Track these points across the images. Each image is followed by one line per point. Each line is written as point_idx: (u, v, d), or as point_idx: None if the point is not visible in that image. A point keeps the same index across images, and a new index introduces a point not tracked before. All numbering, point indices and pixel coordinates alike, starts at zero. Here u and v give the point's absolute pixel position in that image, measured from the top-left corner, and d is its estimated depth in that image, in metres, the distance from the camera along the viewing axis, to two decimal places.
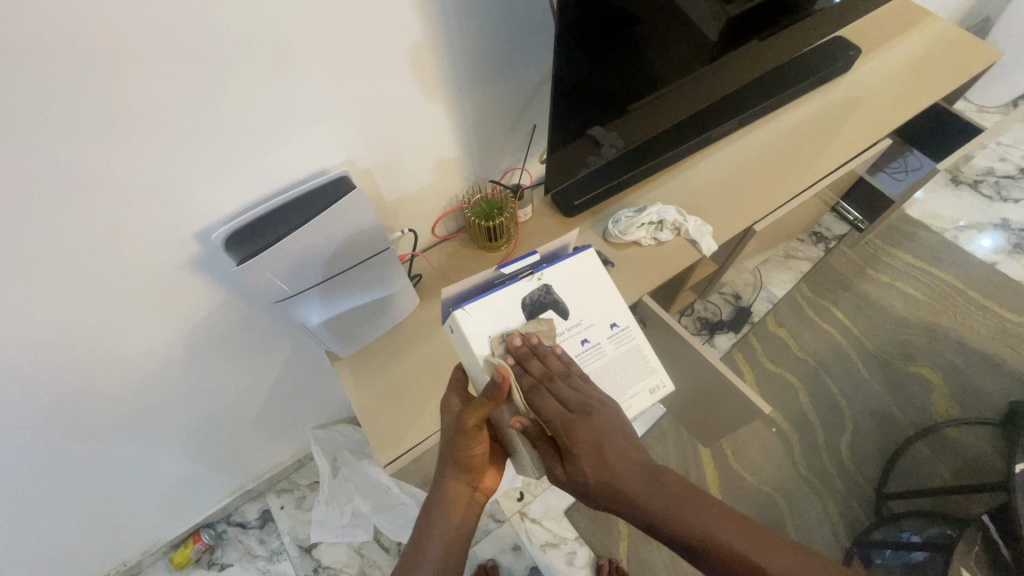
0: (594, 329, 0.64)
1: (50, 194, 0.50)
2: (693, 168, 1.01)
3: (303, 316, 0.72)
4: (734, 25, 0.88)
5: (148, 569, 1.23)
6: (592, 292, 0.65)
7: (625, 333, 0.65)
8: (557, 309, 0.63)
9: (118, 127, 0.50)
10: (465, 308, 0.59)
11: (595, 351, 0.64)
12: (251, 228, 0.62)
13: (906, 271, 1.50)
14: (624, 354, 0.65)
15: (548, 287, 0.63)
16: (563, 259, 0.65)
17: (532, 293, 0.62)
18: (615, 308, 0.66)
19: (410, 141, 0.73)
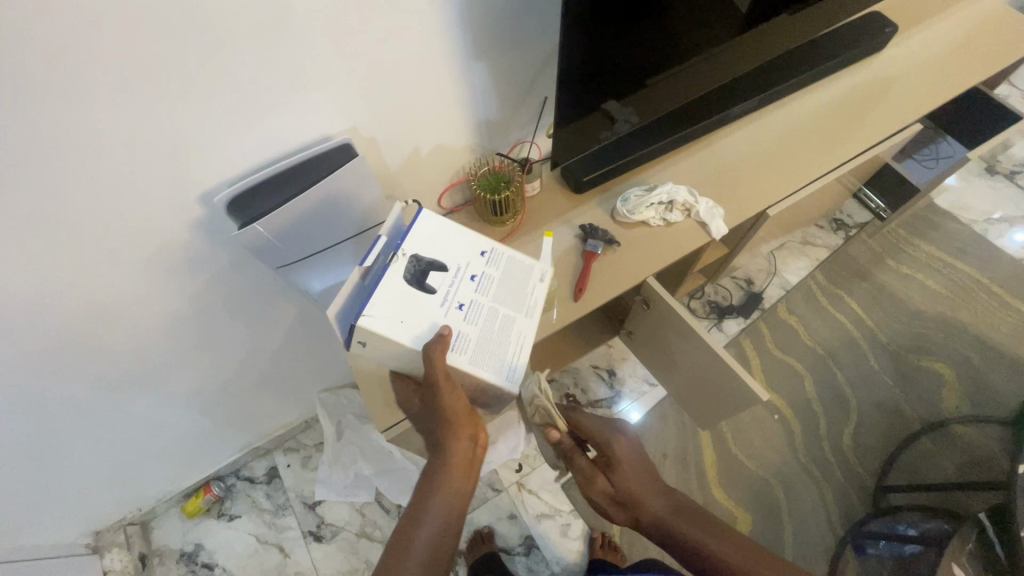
0: (473, 264, 0.66)
1: (50, 154, 0.51)
2: (710, 148, 0.98)
3: (306, 282, 0.73)
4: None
5: (161, 516, 1.30)
6: (451, 236, 0.66)
7: (495, 253, 0.68)
8: (436, 268, 0.63)
9: (114, 87, 0.49)
10: (367, 311, 0.58)
11: (487, 279, 0.66)
12: (254, 193, 0.63)
13: (928, 263, 1.45)
14: (508, 270, 0.68)
15: (416, 256, 0.63)
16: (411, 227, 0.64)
17: (407, 268, 0.62)
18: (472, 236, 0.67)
19: (413, 109, 0.72)
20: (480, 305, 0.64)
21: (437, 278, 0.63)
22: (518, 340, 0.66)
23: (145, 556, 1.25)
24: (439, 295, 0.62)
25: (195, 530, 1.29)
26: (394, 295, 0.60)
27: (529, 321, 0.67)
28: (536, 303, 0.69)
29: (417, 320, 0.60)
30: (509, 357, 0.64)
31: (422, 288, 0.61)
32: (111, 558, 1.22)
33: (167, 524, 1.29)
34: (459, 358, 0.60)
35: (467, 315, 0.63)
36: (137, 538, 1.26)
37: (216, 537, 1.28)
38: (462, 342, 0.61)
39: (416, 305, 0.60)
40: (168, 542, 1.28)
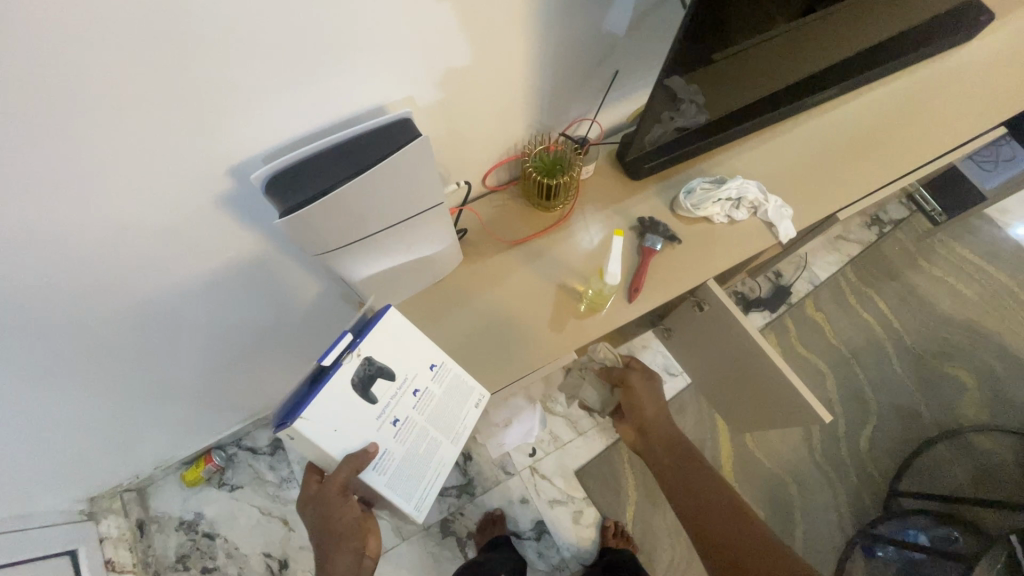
0: (419, 378, 0.65)
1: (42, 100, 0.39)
2: (778, 138, 0.90)
3: (343, 270, 0.65)
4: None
5: (159, 482, 1.25)
6: (409, 342, 0.64)
7: (442, 370, 0.67)
8: (385, 375, 0.61)
9: (128, 20, 0.38)
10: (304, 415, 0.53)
11: (424, 398, 0.65)
12: (295, 173, 0.53)
13: (960, 267, 1.42)
14: (451, 387, 0.68)
15: (371, 358, 0.59)
16: (372, 324, 0.60)
17: (358, 370, 0.58)
18: (427, 348, 0.66)
19: (473, 74, 0.62)
20: (413, 424, 0.64)
21: (382, 386, 0.61)
22: (437, 465, 0.66)
23: (143, 523, 1.21)
24: (378, 406, 0.60)
25: (196, 498, 1.25)
26: (338, 400, 0.56)
27: (452, 446, 0.67)
28: (463, 430, 0.69)
29: (354, 432, 0.58)
30: (422, 487, 0.63)
31: (366, 396, 0.59)
32: (107, 525, 1.15)
33: (165, 490, 1.25)
34: (375, 476, 0.59)
35: (398, 432, 0.62)
36: (134, 504, 1.21)
37: (217, 506, 1.24)
38: (384, 461, 0.60)
39: (355, 415, 0.58)
40: (167, 509, 1.24)
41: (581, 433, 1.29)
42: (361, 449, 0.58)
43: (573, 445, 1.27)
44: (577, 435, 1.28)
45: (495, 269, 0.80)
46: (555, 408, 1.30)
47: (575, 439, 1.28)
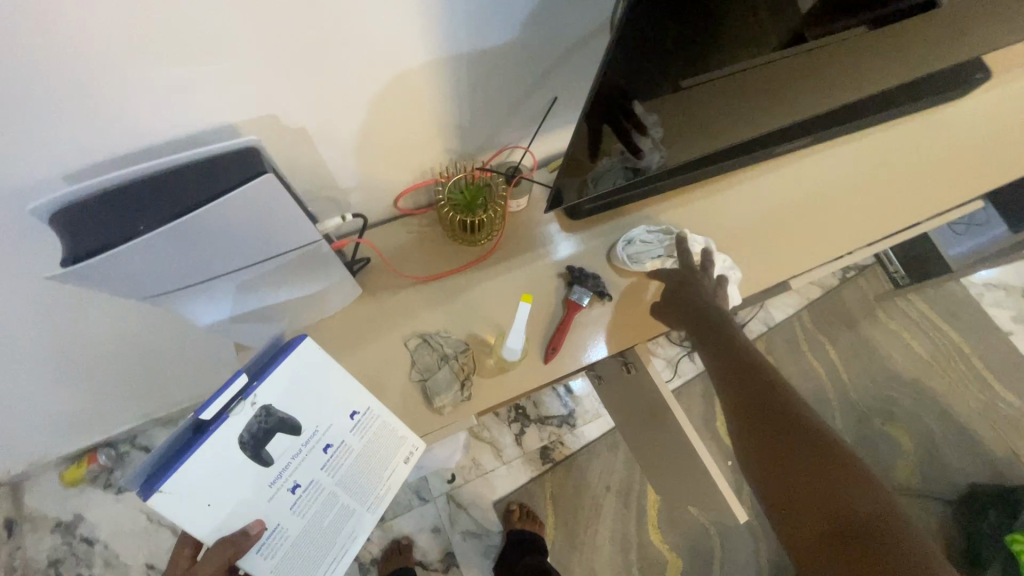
0: (334, 430, 0.55)
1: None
2: (742, 185, 0.81)
3: (190, 312, 0.54)
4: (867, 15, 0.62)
5: (36, 477, 1.13)
6: (323, 386, 0.54)
7: (366, 419, 0.57)
8: (286, 429, 0.51)
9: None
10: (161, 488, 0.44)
11: (340, 454, 0.56)
12: (106, 204, 0.42)
13: (917, 323, 1.37)
14: (378, 438, 0.58)
15: (270, 409, 0.50)
16: (275, 365, 0.50)
17: (249, 425, 0.49)
18: (350, 391, 0.56)
19: (358, 87, 0.50)
20: (320, 486, 0.54)
21: (279, 445, 0.51)
22: (348, 534, 0.56)
23: (13, 521, 1.10)
24: (275, 469, 0.51)
25: (76, 499, 1.14)
26: (217, 465, 0.47)
27: (369, 514, 0.57)
28: (387, 491, 0.59)
29: (235, 507, 0.49)
30: (323, 565, 0.54)
31: (258, 459, 0.49)
32: None
33: (42, 487, 1.13)
34: (257, 561, 0.50)
35: (295, 501, 0.53)
36: (3, 500, 1.09)
37: (99, 509, 1.13)
38: (273, 542, 0.51)
39: (244, 481, 0.49)
40: (42, 508, 1.12)
41: (505, 462, 1.21)
42: (244, 528, 0.50)
43: (496, 474, 1.20)
44: (502, 464, 1.21)
45: (400, 308, 0.69)
46: (482, 433, 1.22)
47: (499, 468, 1.20)
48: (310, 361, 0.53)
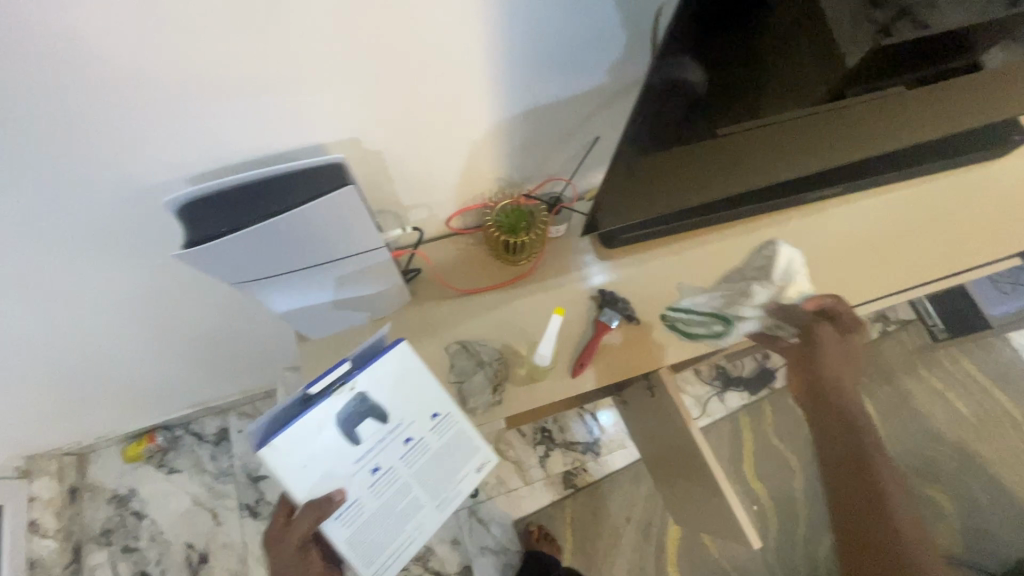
0: (417, 426, 0.59)
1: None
2: (773, 228, 0.85)
3: (268, 300, 0.62)
4: (904, 71, 0.67)
5: (100, 451, 1.24)
6: (414, 383, 0.58)
7: (447, 421, 0.60)
8: (376, 416, 0.56)
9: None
10: (269, 444, 0.52)
11: (418, 450, 0.59)
12: (215, 204, 0.51)
13: (963, 383, 1.32)
14: (456, 442, 0.61)
15: (365, 396, 0.56)
16: (379, 357, 0.57)
17: (346, 406, 0.55)
18: (435, 394, 0.60)
19: (427, 120, 0.59)
20: (398, 474, 0.58)
21: (368, 429, 0.56)
22: (416, 527, 0.58)
23: (76, 489, 1.21)
24: (361, 449, 0.56)
25: (132, 475, 1.24)
26: (315, 436, 0.54)
27: (437, 513, 0.59)
28: (456, 497, 0.60)
29: (319, 476, 0.54)
30: (389, 550, 0.57)
31: (349, 436, 0.55)
32: (38, 485, 1.16)
33: (105, 461, 1.24)
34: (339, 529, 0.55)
35: (375, 481, 0.57)
36: (70, 469, 1.21)
37: (151, 487, 1.23)
38: (351, 513, 0.56)
39: (332, 455, 0.55)
40: (102, 480, 1.23)
41: (527, 483, 1.23)
42: (327, 494, 0.55)
43: (517, 493, 1.22)
44: (524, 485, 1.23)
45: (443, 316, 0.75)
46: (506, 453, 1.25)
47: (521, 489, 1.23)
48: (406, 358, 0.58)
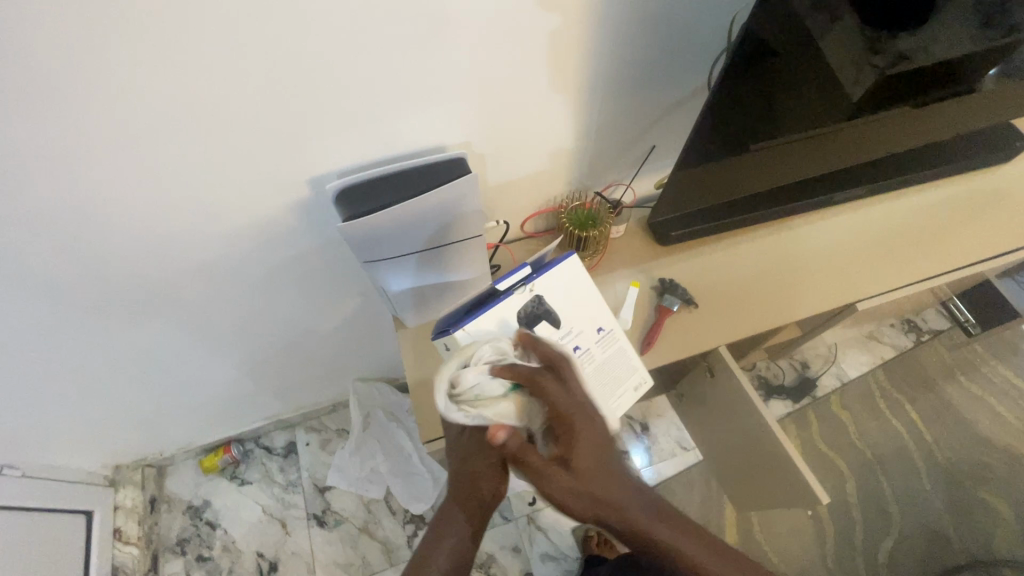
0: (584, 336, 0.75)
1: (177, 82, 0.50)
2: (808, 226, 0.96)
3: (384, 281, 0.73)
4: (908, 95, 0.83)
5: (178, 464, 1.32)
6: (581, 299, 0.76)
7: (609, 337, 0.76)
8: (548, 318, 0.73)
9: (262, 37, 0.49)
10: (463, 329, 0.68)
11: (585, 356, 0.75)
12: (358, 191, 0.64)
13: (1002, 388, 1.36)
14: (613, 354, 0.76)
15: (540, 300, 0.73)
16: (552, 269, 0.75)
17: (525, 305, 0.72)
18: (600, 313, 0.76)
19: (525, 132, 0.72)
20: None
21: (542, 329, 0.73)
22: None
23: (155, 500, 1.28)
24: None
25: (206, 487, 1.30)
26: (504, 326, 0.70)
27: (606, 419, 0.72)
28: (619, 408, 0.74)
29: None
30: None
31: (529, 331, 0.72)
32: (124, 495, 1.23)
33: (181, 473, 1.31)
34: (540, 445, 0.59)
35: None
36: (150, 480, 1.28)
37: (224, 498, 1.29)
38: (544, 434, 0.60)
39: None
40: (178, 492, 1.30)
41: None
42: None
43: None
44: None
45: None
46: None
47: None
48: (574, 276, 0.76)
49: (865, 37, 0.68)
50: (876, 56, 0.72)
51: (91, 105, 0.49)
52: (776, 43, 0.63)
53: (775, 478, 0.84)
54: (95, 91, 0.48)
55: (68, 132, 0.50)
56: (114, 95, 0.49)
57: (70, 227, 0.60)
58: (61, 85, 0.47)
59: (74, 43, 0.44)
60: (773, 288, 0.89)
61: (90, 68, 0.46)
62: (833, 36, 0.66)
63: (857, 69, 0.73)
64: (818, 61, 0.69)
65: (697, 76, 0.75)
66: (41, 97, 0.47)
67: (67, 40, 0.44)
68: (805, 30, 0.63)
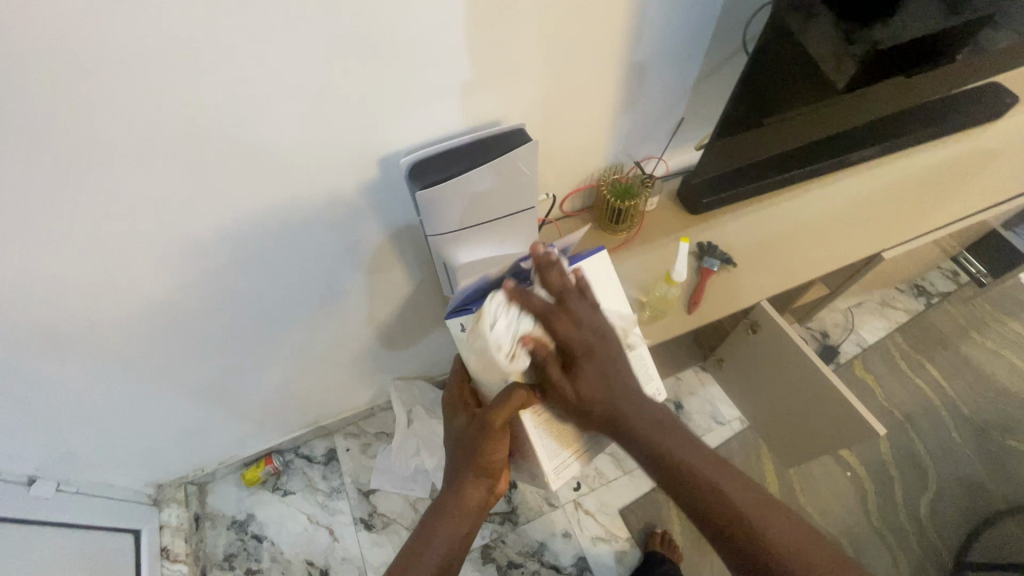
0: None
1: (277, 63, 0.54)
2: (827, 188, 1.02)
3: (447, 254, 0.78)
4: (892, 66, 0.90)
5: (219, 480, 1.31)
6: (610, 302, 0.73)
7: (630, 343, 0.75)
8: None
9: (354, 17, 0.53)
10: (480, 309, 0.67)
11: None
12: (430, 163, 0.69)
13: (1014, 342, 1.42)
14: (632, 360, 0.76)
15: (566, 291, 0.70)
16: (582, 262, 0.72)
17: (549, 295, 0.70)
18: (627, 319, 0.75)
19: (572, 105, 0.77)
20: None
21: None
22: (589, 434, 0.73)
23: (198, 518, 1.26)
24: None
25: (249, 500, 1.29)
26: None
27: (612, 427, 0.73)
28: None
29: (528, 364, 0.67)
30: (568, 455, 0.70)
31: None
32: (168, 513, 1.22)
33: (222, 489, 1.30)
34: (531, 416, 0.66)
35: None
36: (192, 498, 1.27)
37: (268, 510, 1.28)
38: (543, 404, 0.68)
39: None
40: (221, 508, 1.29)
41: (626, 472, 1.29)
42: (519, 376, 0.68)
43: (618, 483, 1.28)
44: (623, 473, 1.29)
45: None
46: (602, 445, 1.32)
47: (621, 477, 1.29)
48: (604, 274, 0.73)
49: (837, 29, 0.75)
50: (890, 23, 0.79)
51: (201, 86, 0.53)
52: (808, 9, 0.69)
53: (825, 415, 0.92)
54: (205, 72, 0.52)
55: (174, 112, 0.54)
56: (218, 74, 0.53)
57: (158, 210, 0.63)
58: (178, 66, 0.50)
59: (194, 25, 0.48)
60: (802, 243, 0.95)
61: (204, 48, 0.50)
62: (810, 33, 0.73)
63: (873, 35, 0.79)
64: (825, 37, 0.75)
65: (723, 46, 0.81)
66: (158, 77, 0.51)
67: (190, 23, 0.48)
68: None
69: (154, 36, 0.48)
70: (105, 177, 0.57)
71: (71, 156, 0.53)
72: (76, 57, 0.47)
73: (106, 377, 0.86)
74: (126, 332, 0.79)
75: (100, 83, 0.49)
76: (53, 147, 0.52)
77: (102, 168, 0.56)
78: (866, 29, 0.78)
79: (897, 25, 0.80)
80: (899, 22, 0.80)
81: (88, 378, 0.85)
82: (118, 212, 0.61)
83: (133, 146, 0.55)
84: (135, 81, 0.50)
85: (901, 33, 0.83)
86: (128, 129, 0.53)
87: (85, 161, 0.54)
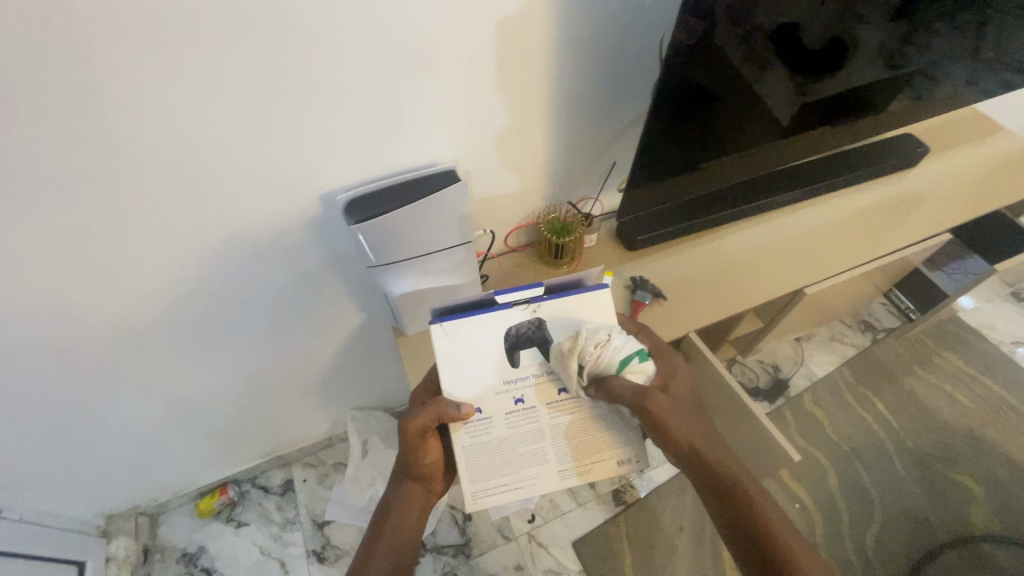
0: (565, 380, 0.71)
1: (246, 102, 0.62)
2: (755, 227, 1.10)
3: (386, 284, 0.83)
4: (804, 118, 0.98)
5: (172, 512, 1.30)
6: None
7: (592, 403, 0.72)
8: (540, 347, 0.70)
9: (324, 66, 0.62)
10: (444, 327, 0.68)
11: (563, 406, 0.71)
12: (364, 200, 0.75)
13: (956, 376, 1.48)
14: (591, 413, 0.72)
15: (538, 325, 0.69)
16: (563, 298, 0.70)
17: (518, 326, 0.70)
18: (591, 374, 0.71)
19: (503, 150, 0.84)
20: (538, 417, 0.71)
21: (526, 355, 0.70)
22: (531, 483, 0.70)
23: (148, 550, 1.25)
24: (518, 369, 0.70)
25: (201, 532, 1.28)
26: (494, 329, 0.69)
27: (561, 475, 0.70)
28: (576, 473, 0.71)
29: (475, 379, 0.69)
30: (501, 486, 0.70)
31: (511, 357, 0.70)
32: (116, 545, 1.21)
33: (174, 521, 1.29)
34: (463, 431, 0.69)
35: (510, 411, 0.70)
36: (144, 529, 1.26)
37: (219, 542, 1.27)
38: (477, 428, 0.70)
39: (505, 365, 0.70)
40: (172, 540, 1.27)
41: (581, 503, 1.30)
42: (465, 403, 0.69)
43: (571, 515, 1.29)
44: (577, 505, 1.30)
45: None
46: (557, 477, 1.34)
47: (575, 509, 1.29)
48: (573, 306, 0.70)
49: (780, 85, 0.87)
50: (822, 80, 0.91)
51: (137, 123, 0.59)
52: (708, 66, 0.77)
53: (750, 438, 0.97)
54: (153, 113, 0.59)
55: (132, 147, 0.60)
56: (151, 111, 0.58)
57: (105, 240, 0.68)
58: (136, 107, 0.57)
59: (152, 72, 0.56)
60: (732, 278, 1.01)
61: (167, 90, 0.58)
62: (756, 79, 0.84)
63: (810, 88, 0.91)
64: (764, 93, 0.87)
65: (643, 98, 0.89)
66: (110, 118, 0.57)
67: (150, 67, 0.55)
68: (768, 56, 0.81)
69: (111, 79, 0.54)
70: (54, 209, 0.62)
71: (31, 185, 0.59)
72: (38, 96, 0.53)
73: (58, 401, 0.88)
74: (74, 358, 0.82)
75: (64, 121, 0.56)
76: (15, 176, 0.58)
77: (50, 200, 0.61)
78: (803, 83, 0.89)
79: (831, 81, 0.92)
80: (831, 78, 0.92)
81: (39, 402, 0.86)
82: (66, 240, 0.66)
83: (84, 180, 0.61)
84: (84, 123, 0.57)
85: (836, 86, 0.95)
86: (84, 160, 0.59)
87: (46, 192, 0.60)
